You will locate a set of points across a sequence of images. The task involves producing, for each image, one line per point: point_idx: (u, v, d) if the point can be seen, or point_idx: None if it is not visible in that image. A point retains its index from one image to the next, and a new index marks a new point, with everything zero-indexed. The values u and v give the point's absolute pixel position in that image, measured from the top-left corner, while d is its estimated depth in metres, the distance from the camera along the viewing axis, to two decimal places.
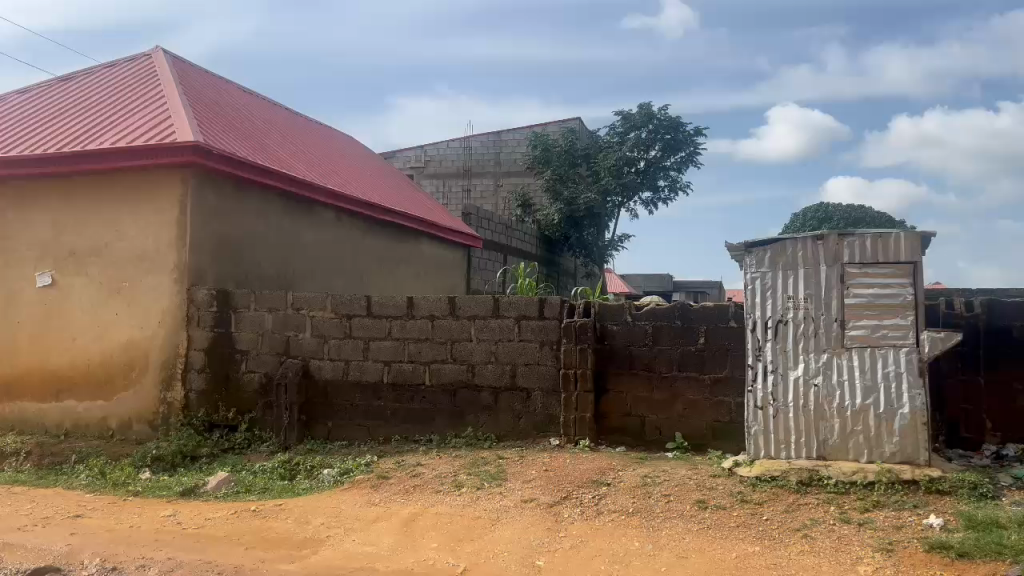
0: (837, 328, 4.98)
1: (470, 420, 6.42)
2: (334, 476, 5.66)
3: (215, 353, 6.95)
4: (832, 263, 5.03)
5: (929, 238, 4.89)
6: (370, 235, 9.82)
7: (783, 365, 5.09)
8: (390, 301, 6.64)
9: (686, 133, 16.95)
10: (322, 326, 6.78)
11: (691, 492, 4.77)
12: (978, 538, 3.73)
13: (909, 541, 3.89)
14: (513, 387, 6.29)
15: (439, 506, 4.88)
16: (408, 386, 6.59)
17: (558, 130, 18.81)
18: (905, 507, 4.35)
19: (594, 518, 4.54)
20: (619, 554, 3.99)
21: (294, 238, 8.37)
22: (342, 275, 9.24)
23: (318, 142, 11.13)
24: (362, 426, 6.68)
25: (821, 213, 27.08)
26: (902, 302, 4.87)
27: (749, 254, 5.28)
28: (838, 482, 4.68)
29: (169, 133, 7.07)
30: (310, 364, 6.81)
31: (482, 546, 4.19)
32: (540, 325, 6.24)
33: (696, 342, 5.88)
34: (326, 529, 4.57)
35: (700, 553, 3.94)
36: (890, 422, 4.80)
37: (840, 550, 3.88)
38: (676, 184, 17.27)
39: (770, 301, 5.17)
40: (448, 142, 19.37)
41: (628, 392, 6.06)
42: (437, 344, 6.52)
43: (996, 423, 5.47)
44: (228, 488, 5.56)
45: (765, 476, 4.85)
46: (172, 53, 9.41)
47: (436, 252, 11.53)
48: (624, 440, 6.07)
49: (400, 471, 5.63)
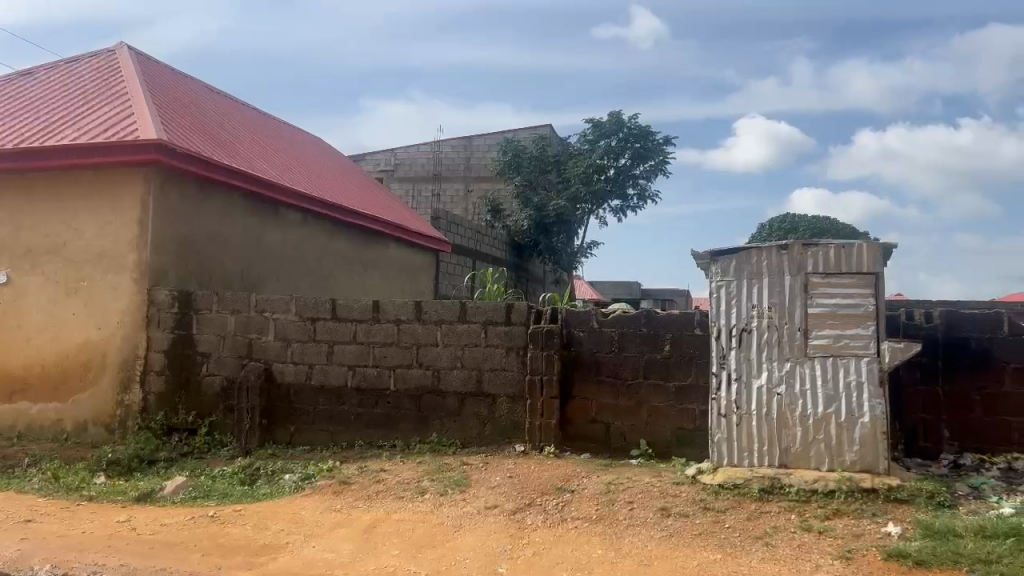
0: (800, 337, 5.02)
1: (435, 425, 6.37)
2: (295, 482, 5.58)
3: (176, 355, 6.82)
4: (797, 273, 5.07)
5: (890, 249, 4.96)
6: (337, 238, 9.73)
7: (747, 373, 5.13)
8: (355, 305, 6.58)
9: (656, 142, 17.07)
10: (286, 329, 6.70)
11: (654, 499, 4.78)
12: (935, 546, 3.76)
13: (868, 549, 3.92)
14: (479, 393, 6.27)
15: (402, 512, 4.83)
16: (372, 391, 6.52)
17: (528, 138, 18.80)
18: (864, 516, 4.39)
19: (558, 525, 4.52)
20: (581, 561, 3.98)
21: (259, 239, 8.26)
22: (307, 276, 9.14)
23: (285, 142, 11.01)
24: (324, 431, 6.60)
25: (787, 224, 27.57)
26: (864, 312, 4.93)
27: (714, 262, 5.33)
28: (800, 490, 4.73)
29: (131, 129, 6.94)
30: (273, 367, 6.72)
31: (444, 553, 4.15)
32: (507, 331, 6.23)
33: (662, 350, 5.91)
34: (286, 535, 4.50)
35: (662, 561, 3.94)
36: (851, 430, 4.85)
37: (801, 558, 3.90)
38: (645, 193, 17.37)
39: (734, 309, 5.23)
40: (418, 146, 19.39)
41: (593, 399, 6.06)
42: (402, 349, 6.47)
43: (954, 433, 5.56)
44: (186, 493, 5.46)
45: (727, 484, 4.88)
46: (136, 50, 9.25)
47: (403, 257, 11.45)
48: (590, 447, 6.05)
49: (363, 476, 5.57)
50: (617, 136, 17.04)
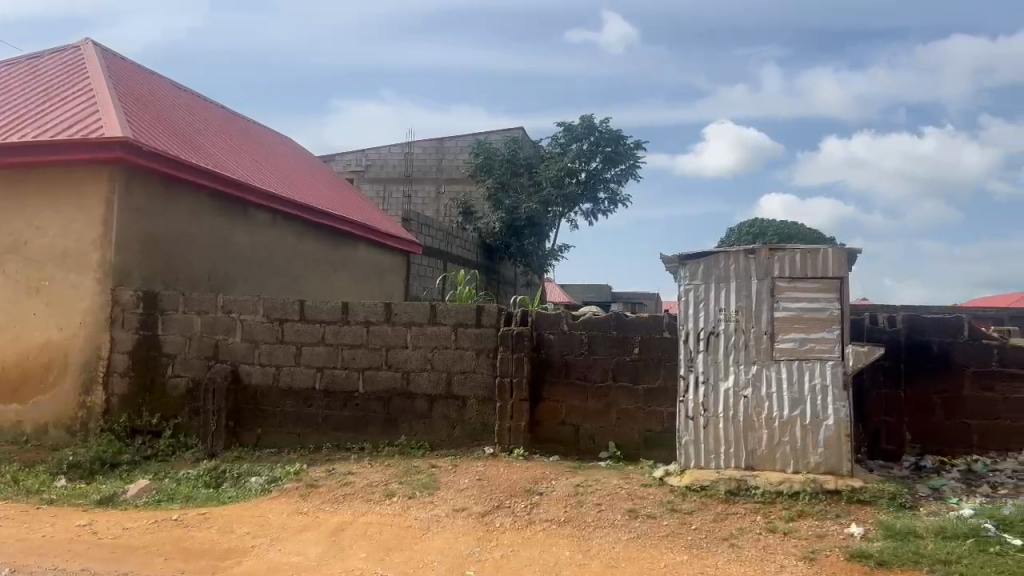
0: (767, 340, 5.09)
1: (403, 428, 6.34)
2: (261, 485, 5.53)
3: (140, 356, 6.73)
4: (763, 277, 5.14)
5: (855, 254, 5.04)
6: (306, 239, 9.65)
7: (714, 376, 5.18)
8: (324, 306, 6.53)
9: (627, 146, 17.19)
10: (253, 330, 6.64)
11: (623, 501, 4.81)
12: (897, 547, 3.83)
13: (831, 550, 3.98)
14: (448, 395, 6.26)
15: (370, 515, 4.81)
16: (340, 393, 6.48)
17: (500, 140, 18.84)
18: (829, 517, 4.45)
19: (526, 528, 4.52)
20: (549, 563, 3.98)
21: (227, 239, 8.17)
22: (276, 277, 9.05)
23: (254, 142, 10.91)
24: (292, 433, 6.55)
25: (755, 229, 27.89)
26: (829, 316, 5.00)
27: (683, 266, 5.38)
28: (765, 492, 4.78)
29: (96, 127, 6.83)
30: (239, 368, 6.65)
31: (412, 556, 4.13)
32: (477, 333, 6.22)
33: (631, 352, 5.95)
34: (251, 538, 4.45)
35: (629, 562, 3.96)
36: (816, 432, 4.92)
37: (766, 558, 3.94)
38: (616, 197, 17.47)
39: (702, 312, 5.28)
40: (389, 147, 19.32)
41: (563, 401, 6.08)
42: (371, 351, 6.43)
43: (915, 435, 5.68)
44: (150, 496, 5.38)
45: (695, 485, 4.93)
46: (102, 46, 9.11)
47: (373, 258, 11.39)
48: (559, 449, 6.07)
49: (331, 479, 5.53)
50: (589, 139, 17.12)
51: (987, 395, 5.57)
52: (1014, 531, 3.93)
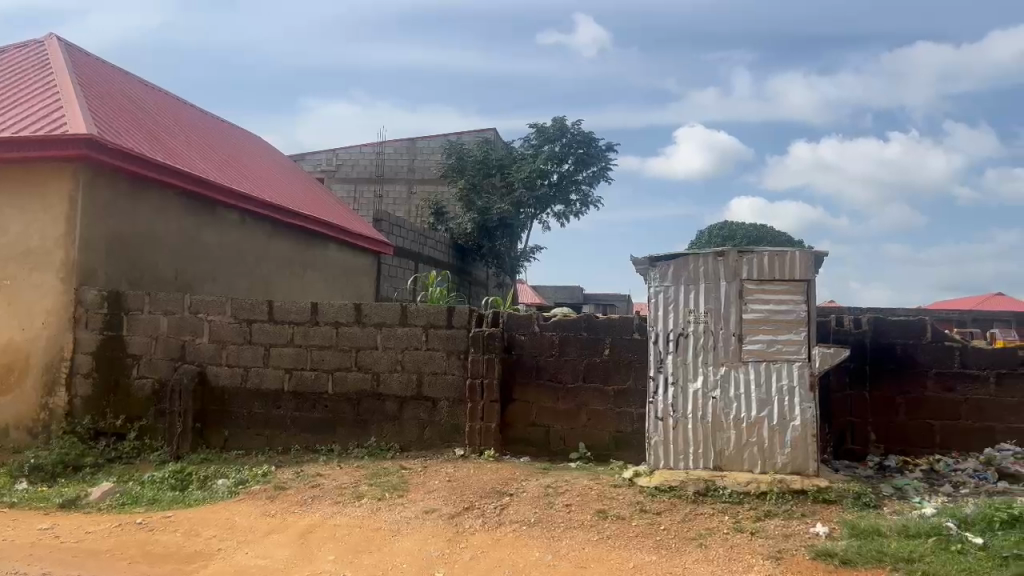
0: (735, 342, 5.14)
1: (373, 430, 6.31)
2: (228, 487, 5.46)
3: (105, 357, 6.63)
4: (732, 279, 5.19)
5: (822, 257, 5.11)
6: (276, 239, 9.56)
7: (683, 377, 5.23)
8: (292, 306, 6.48)
9: (599, 149, 17.30)
10: (221, 330, 6.58)
11: (592, 502, 4.83)
12: (861, 546, 3.88)
13: (797, 550, 4.02)
14: (419, 396, 6.23)
15: (339, 517, 4.78)
16: (309, 395, 6.43)
17: (472, 141, 18.83)
18: (795, 516, 4.51)
19: (496, 529, 4.52)
20: (518, 564, 3.99)
21: (195, 238, 8.07)
22: (244, 277, 8.96)
23: (224, 141, 10.79)
24: (260, 435, 6.50)
25: (725, 231, 28.15)
26: (796, 318, 5.06)
27: (653, 268, 5.42)
28: (733, 492, 4.83)
29: (60, 124, 6.70)
30: (206, 370, 6.59)
31: (381, 558, 4.11)
32: (448, 334, 6.21)
33: (602, 353, 5.97)
34: (217, 541, 4.40)
35: (598, 563, 3.98)
36: (782, 433, 4.98)
37: (733, 558, 3.98)
38: (588, 199, 17.54)
39: (672, 314, 5.32)
40: (360, 147, 19.23)
41: (533, 402, 6.09)
42: (341, 352, 6.39)
43: (880, 436, 5.78)
44: (114, 499, 5.30)
45: (664, 486, 4.96)
46: (67, 42, 8.95)
47: (344, 258, 11.31)
48: (529, 450, 6.08)
49: (299, 481, 5.49)
50: (561, 142, 17.18)
51: (949, 396, 5.68)
52: (974, 530, 3.99)
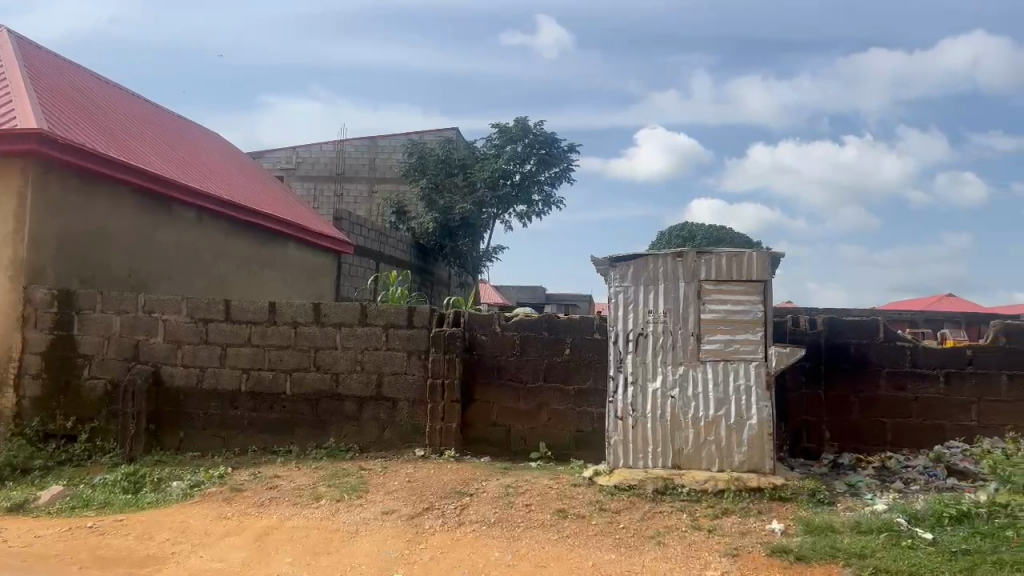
0: (693, 341, 5.20)
1: (332, 430, 6.25)
2: (183, 489, 5.37)
3: (56, 357, 6.47)
4: (690, 279, 5.25)
5: (778, 258, 5.19)
6: (234, 237, 9.42)
7: (643, 376, 5.27)
8: (250, 306, 6.39)
9: (561, 150, 17.38)
10: (176, 330, 6.47)
11: (552, 501, 4.85)
12: (815, 542, 3.94)
13: (753, 546, 4.08)
14: (378, 396, 6.19)
15: (297, 518, 4.72)
16: (266, 395, 6.35)
17: (434, 140, 18.77)
18: (751, 514, 4.57)
19: (456, 530, 4.50)
20: (478, 565, 3.98)
21: (150, 236, 7.92)
22: (201, 276, 8.81)
23: (179, 137, 10.58)
24: (216, 436, 6.40)
25: (684, 232, 28.44)
26: (753, 318, 5.13)
27: (613, 268, 5.45)
28: (691, 491, 4.89)
29: (9, 118, 6.52)
30: (161, 370, 6.48)
31: (339, 560, 4.07)
32: (409, 334, 6.18)
33: (562, 353, 5.99)
34: (171, 545, 4.32)
35: (558, 562, 3.99)
36: (739, 432, 5.04)
37: (691, 556, 4.02)
38: (550, 199, 17.60)
39: (631, 314, 5.36)
40: (321, 145, 19.07)
41: (494, 402, 6.09)
42: (299, 352, 6.32)
43: (834, 434, 5.89)
44: (64, 503, 5.17)
45: (623, 484, 5.00)
46: (16, 34, 8.69)
47: (304, 258, 11.19)
48: (490, 450, 6.08)
49: (256, 483, 5.41)
50: (523, 142, 17.21)
51: (900, 395, 5.80)
52: (924, 525, 4.08)
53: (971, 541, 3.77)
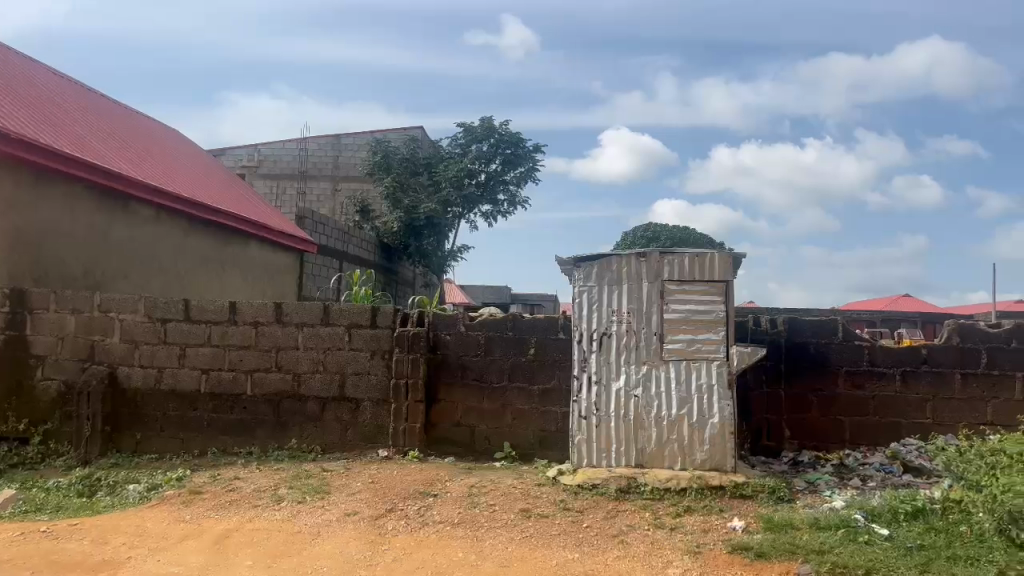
0: (657, 341, 5.24)
1: (294, 431, 6.18)
2: (140, 492, 5.27)
3: (7, 358, 6.31)
4: (654, 280, 5.29)
5: (740, 258, 5.24)
6: (193, 235, 9.26)
7: (607, 376, 5.29)
8: (210, 305, 6.29)
9: (527, 150, 17.41)
10: (133, 330, 6.34)
11: (516, 501, 4.84)
12: (775, 540, 3.99)
13: (715, 544, 4.12)
14: (341, 397, 6.14)
15: (257, 521, 4.66)
16: (226, 396, 6.26)
17: (399, 139, 18.68)
18: (713, 512, 4.61)
19: (419, 530, 4.47)
20: (441, 566, 3.95)
21: (106, 233, 7.76)
22: (159, 275, 8.65)
23: (137, 133, 10.38)
24: (174, 438, 6.29)
25: (649, 233, 28.66)
26: (715, 317, 5.18)
27: (577, 268, 5.46)
28: (654, 489, 4.92)
29: None
30: (117, 370, 6.35)
31: (300, 562, 4.03)
32: (372, 334, 6.13)
33: (527, 353, 5.99)
34: (127, 549, 4.23)
35: (521, 562, 3.98)
36: (701, 430, 5.09)
37: (653, 554, 4.04)
38: (515, 199, 17.60)
39: (595, 314, 5.38)
40: (283, 143, 18.86)
41: (459, 402, 6.07)
42: (260, 353, 6.23)
43: (794, 432, 5.98)
44: (16, 507, 5.03)
45: (587, 484, 5.01)
46: None
47: (266, 257, 11.06)
48: (453, 450, 6.06)
49: (215, 485, 5.33)
50: (489, 142, 17.23)
51: (858, 394, 5.91)
52: (881, 521, 4.16)
53: (925, 537, 3.84)
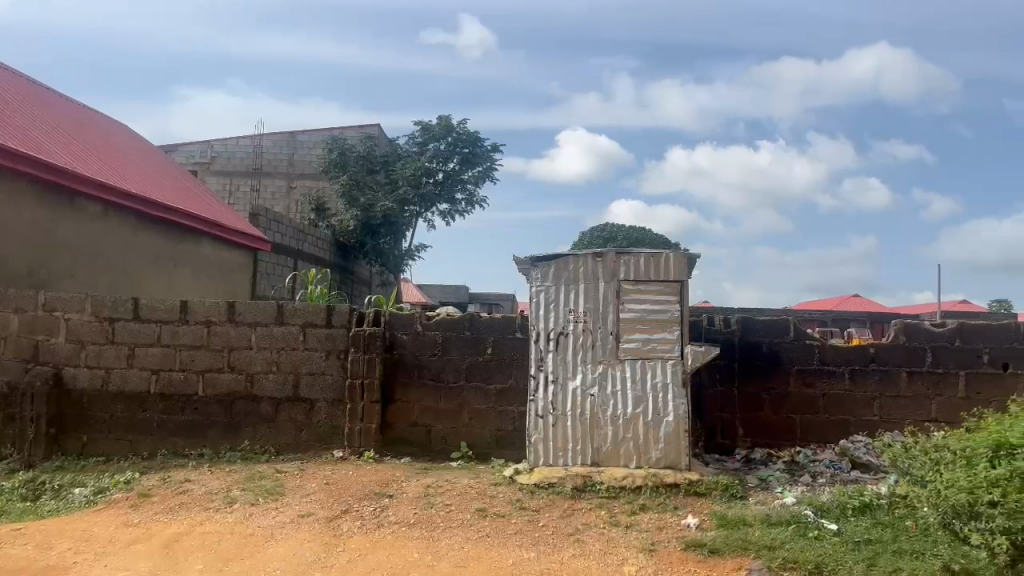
0: (612, 340, 5.28)
1: (247, 432, 6.09)
2: (86, 496, 5.14)
3: None
4: (610, 280, 5.33)
5: (694, 259, 5.30)
6: (143, 233, 9.05)
7: (563, 375, 5.31)
8: (160, 304, 6.16)
9: (485, 150, 17.42)
10: (79, 330, 6.17)
11: (472, 501, 4.83)
12: (728, 536, 4.04)
13: (669, 542, 4.16)
14: (295, 397, 6.06)
15: (208, 524, 4.57)
16: (177, 397, 6.14)
17: (356, 136, 18.51)
18: (667, 510, 4.66)
19: (375, 531, 4.44)
20: (397, 567, 3.93)
21: (51, 230, 7.56)
22: (107, 273, 8.44)
23: (84, 128, 10.12)
24: (123, 440, 6.16)
25: (606, 233, 28.84)
26: (670, 317, 5.23)
27: (535, 267, 5.47)
28: (610, 487, 4.95)
29: None
30: (63, 371, 6.19)
31: (252, 565, 3.96)
32: (327, 334, 6.06)
33: (484, 352, 5.99)
34: (73, 554, 4.12)
35: (477, 562, 3.97)
36: (656, 429, 5.13)
37: (608, 553, 4.06)
38: (473, 198, 17.57)
39: (552, 313, 5.39)
40: (237, 139, 18.58)
41: (415, 402, 6.04)
42: (212, 353, 6.12)
43: (747, 430, 6.07)
44: None
45: (543, 483, 5.02)
46: None
47: (218, 255, 10.86)
48: (410, 450, 6.02)
49: (165, 488, 5.22)
50: (446, 140, 17.18)
51: (808, 392, 6.02)
52: (830, 517, 4.25)
53: (872, 531, 3.93)
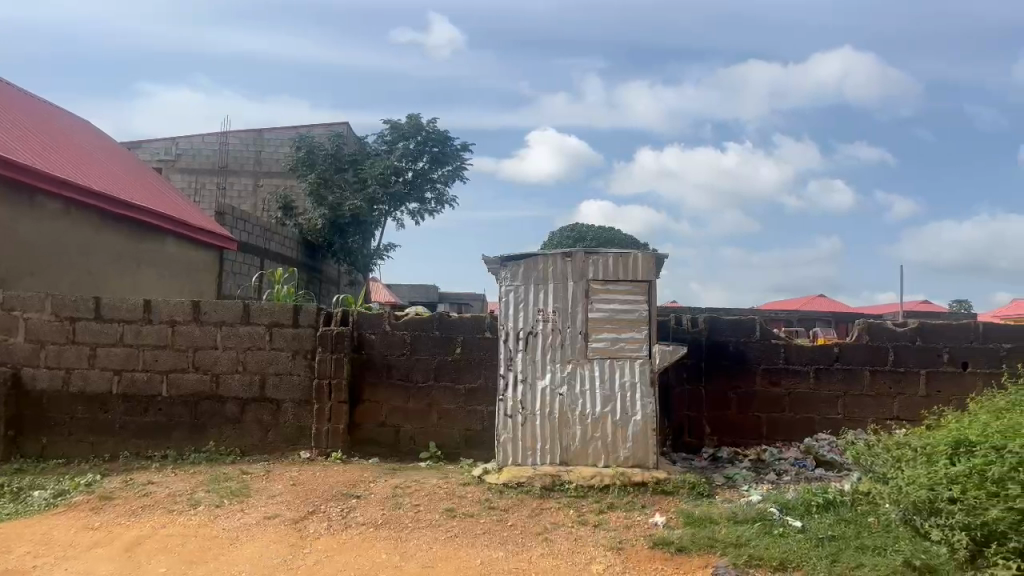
0: (581, 340, 5.29)
1: (212, 433, 6.01)
2: (45, 499, 5.03)
3: None
4: (579, 279, 5.34)
5: (662, 259, 5.34)
6: (104, 230, 8.88)
7: (532, 375, 5.32)
8: (123, 304, 6.05)
9: (454, 149, 17.39)
10: (39, 330, 6.05)
11: (441, 501, 4.82)
12: (695, 534, 4.07)
13: (636, 540, 4.18)
14: (262, 398, 5.99)
15: (171, 526, 4.50)
16: (140, 397, 6.04)
17: (324, 135, 18.36)
18: (635, 508, 4.68)
19: (342, 532, 4.40)
20: (364, 568, 3.90)
21: (9, 228, 7.39)
22: (67, 272, 8.27)
23: (44, 123, 9.91)
24: (84, 442, 6.04)
25: (575, 233, 28.92)
26: (638, 317, 5.27)
27: (504, 267, 5.46)
28: (578, 486, 4.97)
29: None
30: (22, 372, 6.06)
31: (217, 568, 3.91)
32: (294, 333, 6.00)
33: (452, 352, 5.97)
34: (32, 558, 4.04)
35: (445, 562, 3.96)
36: (625, 428, 5.16)
37: (576, 552, 4.07)
38: (443, 198, 17.51)
39: (521, 313, 5.39)
40: (203, 137, 18.36)
41: (384, 402, 6.00)
42: (177, 353, 6.03)
43: (714, 428, 6.13)
44: None
45: (512, 483, 5.02)
46: None
47: (183, 254, 10.70)
48: (378, 451, 5.99)
49: (128, 490, 5.13)
50: (415, 139, 17.11)
51: (774, 391, 6.10)
52: (795, 514, 4.31)
53: (835, 528, 3.99)
